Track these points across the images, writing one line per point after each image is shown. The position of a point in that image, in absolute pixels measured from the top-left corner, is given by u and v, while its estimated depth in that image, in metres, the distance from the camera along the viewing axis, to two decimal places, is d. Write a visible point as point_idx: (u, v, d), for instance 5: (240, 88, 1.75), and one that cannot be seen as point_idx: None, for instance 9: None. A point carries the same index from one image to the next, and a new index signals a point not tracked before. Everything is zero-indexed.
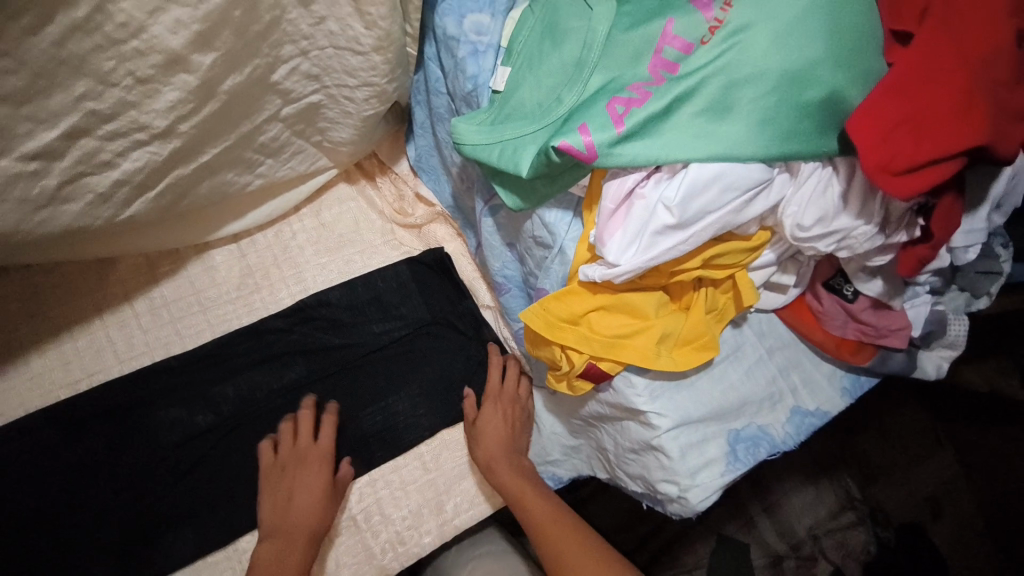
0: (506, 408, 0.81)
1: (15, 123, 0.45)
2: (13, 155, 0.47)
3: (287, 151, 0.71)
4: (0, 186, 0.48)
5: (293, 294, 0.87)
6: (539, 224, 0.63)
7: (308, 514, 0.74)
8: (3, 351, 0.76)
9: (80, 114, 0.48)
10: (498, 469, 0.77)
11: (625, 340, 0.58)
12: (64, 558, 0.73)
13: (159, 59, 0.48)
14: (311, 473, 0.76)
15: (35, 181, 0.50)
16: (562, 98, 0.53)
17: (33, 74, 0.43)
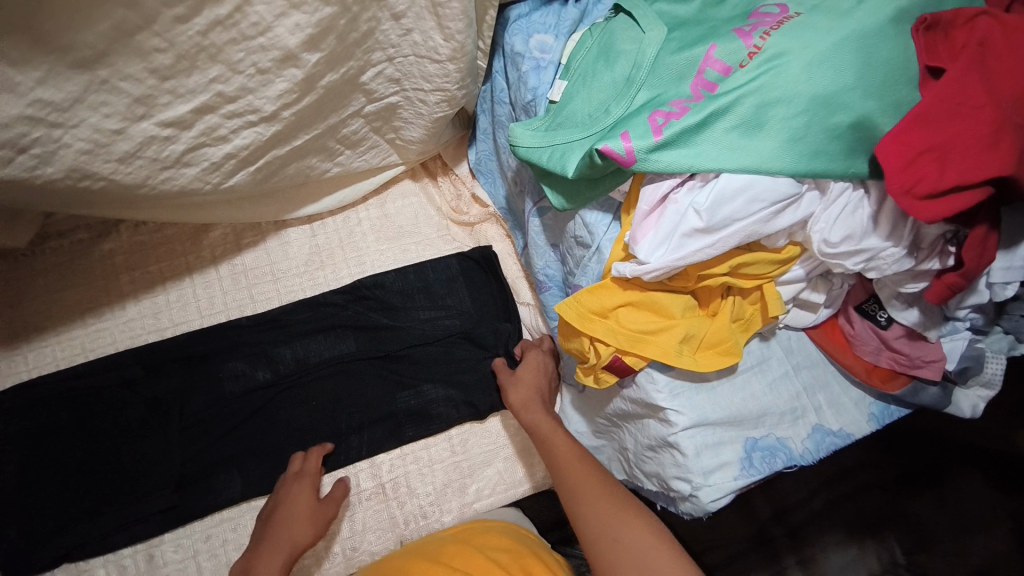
0: (544, 367, 0.86)
1: (158, 94, 0.56)
2: (154, 121, 0.57)
3: (364, 144, 0.81)
4: (139, 146, 0.58)
5: (352, 275, 0.97)
6: (581, 224, 0.69)
7: (292, 534, 0.75)
8: (105, 295, 0.88)
9: (211, 94, 0.58)
10: (530, 411, 0.80)
11: (648, 336, 0.62)
12: (130, 482, 0.82)
13: (277, 55, 0.58)
14: (298, 493, 0.80)
15: (167, 145, 0.60)
16: (610, 110, 0.60)
17: (178, 54, 0.53)
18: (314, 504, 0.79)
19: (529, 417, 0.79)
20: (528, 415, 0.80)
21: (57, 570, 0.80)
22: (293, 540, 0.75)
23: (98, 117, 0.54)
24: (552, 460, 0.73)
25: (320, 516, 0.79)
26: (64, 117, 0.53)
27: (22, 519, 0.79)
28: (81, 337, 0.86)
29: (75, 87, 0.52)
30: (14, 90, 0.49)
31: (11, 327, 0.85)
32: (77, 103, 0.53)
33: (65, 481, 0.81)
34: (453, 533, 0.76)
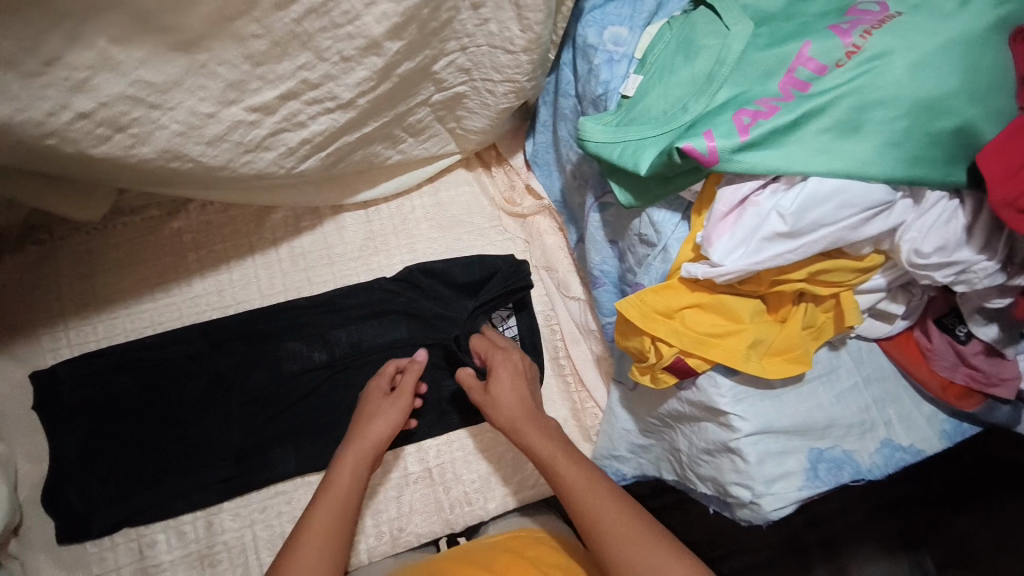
0: (516, 371, 0.79)
1: (250, 80, 0.57)
2: (242, 105, 0.59)
3: (426, 133, 0.81)
4: (226, 130, 0.60)
5: (404, 262, 0.98)
6: (647, 223, 0.68)
7: (367, 432, 0.76)
8: (174, 271, 0.91)
9: (296, 81, 0.59)
10: (525, 432, 0.73)
11: (716, 339, 0.61)
12: (192, 452, 0.85)
13: (362, 43, 0.58)
14: (372, 394, 0.80)
15: (251, 129, 0.61)
16: (688, 107, 0.58)
17: (272, 41, 0.54)
18: (384, 399, 0.80)
19: (525, 441, 0.73)
20: (521, 437, 0.73)
21: (119, 532, 0.83)
22: (368, 438, 0.75)
23: (192, 100, 0.56)
24: (570, 497, 0.68)
25: (393, 410, 0.78)
26: (160, 99, 0.54)
27: (84, 486, 0.83)
28: (150, 311, 0.90)
29: (173, 69, 0.53)
30: (117, 70, 0.50)
31: (86, 298, 0.89)
32: (175, 85, 0.54)
33: (130, 449, 0.84)
34: (505, 540, 0.77)
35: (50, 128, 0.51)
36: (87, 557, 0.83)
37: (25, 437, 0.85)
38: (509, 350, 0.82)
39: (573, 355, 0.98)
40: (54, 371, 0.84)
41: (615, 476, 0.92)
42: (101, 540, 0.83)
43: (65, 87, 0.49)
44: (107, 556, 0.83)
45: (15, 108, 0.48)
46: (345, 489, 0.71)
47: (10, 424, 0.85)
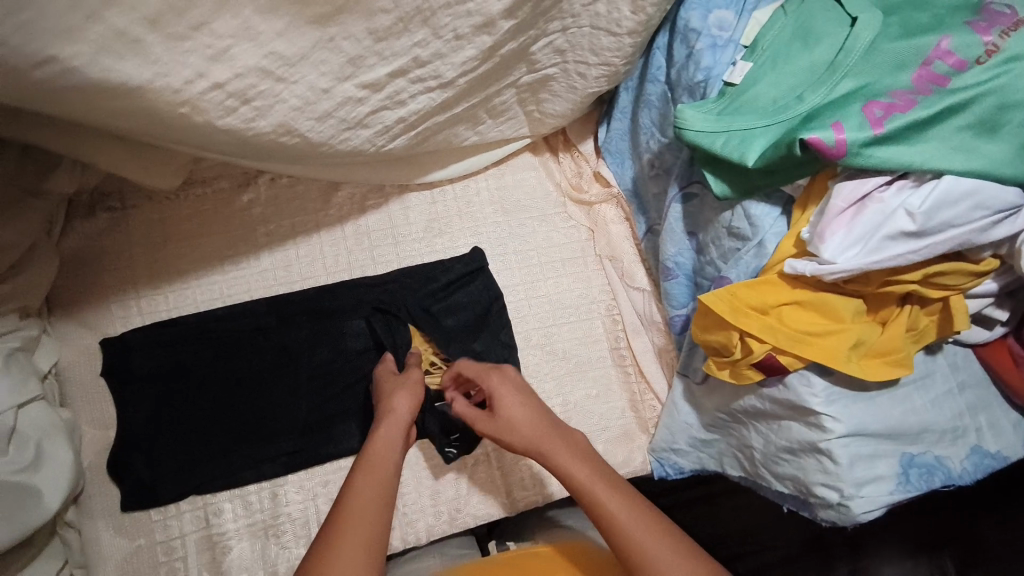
0: (521, 387, 0.75)
1: (367, 55, 0.56)
2: (356, 81, 0.58)
3: (503, 115, 0.80)
4: (336, 105, 0.59)
5: (468, 244, 0.97)
6: (741, 215, 0.67)
7: (393, 406, 0.73)
8: (244, 244, 0.92)
9: (408, 58, 0.58)
10: (551, 445, 0.71)
11: (816, 337, 0.60)
12: (260, 423, 0.86)
13: (478, 21, 0.58)
14: (383, 379, 0.81)
15: (357, 106, 0.60)
16: (805, 97, 0.58)
17: (398, 16, 0.54)
18: (397, 381, 0.78)
19: (555, 459, 0.70)
20: (546, 453, 0.70)
21: (184, 500, 0.84)
22: (396, 413, 0.73)
23: (313, 74, 0.55)
24: (609, 525, 0.64)
25: (414, 389, 0.76)
26: (287, 72, 0.53)
27: (152, 454, 0.84)
28: (220, 283, 0.91)
29: (304, 42, 0.52)
30: (256, 40, 0.50)
31: (157, 266, 0.89)
32: (303, 59, 0.53)
33: (200, 419, 0.85)
34: (553, 554, 0.76)
35: (184, 96, 0.50)
36: (151, 524, 0.83)
37: (94, 401, 0.86)
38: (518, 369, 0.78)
39: (634, 346, 0.97)
40: (126, 339, 0.85)
41: (671, 468, 0.93)
42: (166, 507, 0.84)
43: (205, 54, 0.48)
44: (172, 523, 0.84)
45: (154, 73, 0.47)
46: (384, 460, 0.67)
47: (77, 391, 0.85)
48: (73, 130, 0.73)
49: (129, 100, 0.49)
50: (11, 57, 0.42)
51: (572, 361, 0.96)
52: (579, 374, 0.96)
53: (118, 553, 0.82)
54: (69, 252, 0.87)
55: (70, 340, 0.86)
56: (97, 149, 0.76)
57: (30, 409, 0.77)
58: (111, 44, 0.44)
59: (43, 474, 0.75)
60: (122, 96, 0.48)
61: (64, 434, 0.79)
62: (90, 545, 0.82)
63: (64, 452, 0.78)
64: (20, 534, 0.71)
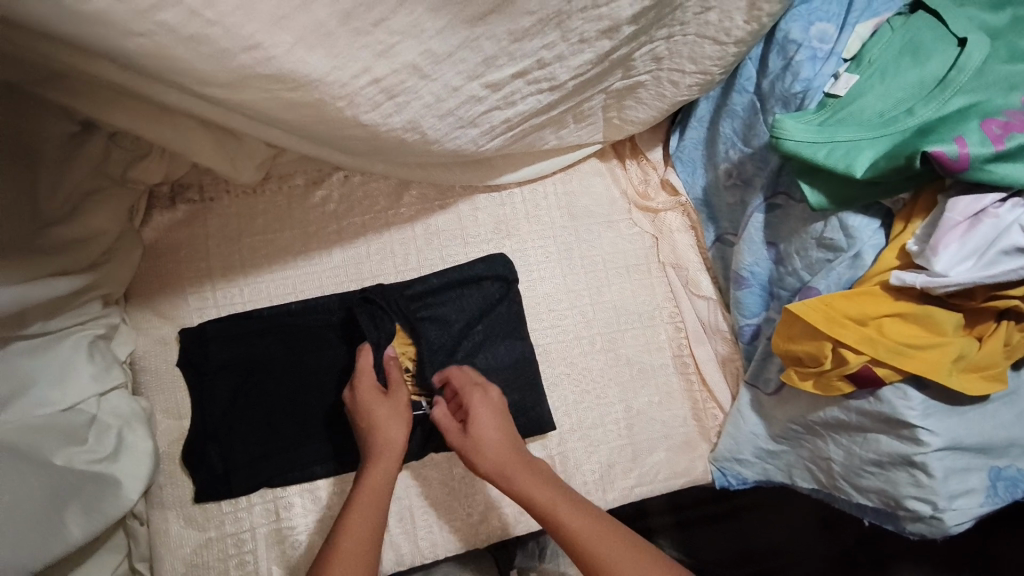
0: (494, 408, 0.79)
1: (501, 56, 0.57)
2: (482, 81, 0.59)
3: (586, 121, 0.81)
4: (459, 104, 0.60)
5: (532, 247, 0.98)
6: (836, 227, 0.68)
7: (388, 438, 0.75)
8: (314, 239, 0.92)
9: (533, 61, 0.60)
10: (516, 471, 0.74)
11: (918, 350, 0.62)
12: (332, 418, 0.87)
13: (604, 26, 0.59)
14: (369, 400, 0.78)
15: (475, 105, 0.62)
16: (915, 111, 0.60)
17: (539, 19, 0.55)
18: (386, 404, 0.77)
19: (517, 483, 0.73)
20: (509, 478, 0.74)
21: (256, 493, 0.84)
22: (390, 442, 0.75)
23: (451, 73, 0.57)
24: (575, 547, 0.68)
25: (403, 414, 0.78)
26: (432, 69, 0.55)
27: (227, 445, 0.84)
28: (292, 277, 0.91)
29: (453, 41, 0.54)
30: (417, 37, 0.51)
31: (233, 258, 0.89)
32: (447, 57, 0.55)
33: (274, 412, 0.86)
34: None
35: (347, 90, 0.53)
36: (222, 516, 0.83)
37: (167, 390, 0.85)
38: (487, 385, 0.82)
39: (697, 354, 0.97)
40: (204, 329, 0.86)
41: (734, 478, 0.92)
42: (237, 499, 0.84)
43: (376, 49, 0.51)
44: (241, 516, 0.83)
45: (333, 66, 0.50)
46: (375, 502, 0.71)
47: (153, 381, 0.85)
48: (170, 118, 0.74)
49: (299, 93, 0.52)
50: (221, 37, 0.44)
51: (635, 366, 0.96)
52: (641, 380, 0.96)
53: (189, 543, 0.82)
54: (149, 242, 0.87)
55: (144, 330, 0.86)
56: (189, 140, 0.77)
57: (110, 398, 0.77)
58: (309, 37, 0.48)
59: (123, 463, 0.75)
60: (300, 87, 0.51)
61: (143, 423, 0.79)
62: (158, 536, 0.81)
63: (144, 441, 0.77)
64: (103, 526, 0.70)
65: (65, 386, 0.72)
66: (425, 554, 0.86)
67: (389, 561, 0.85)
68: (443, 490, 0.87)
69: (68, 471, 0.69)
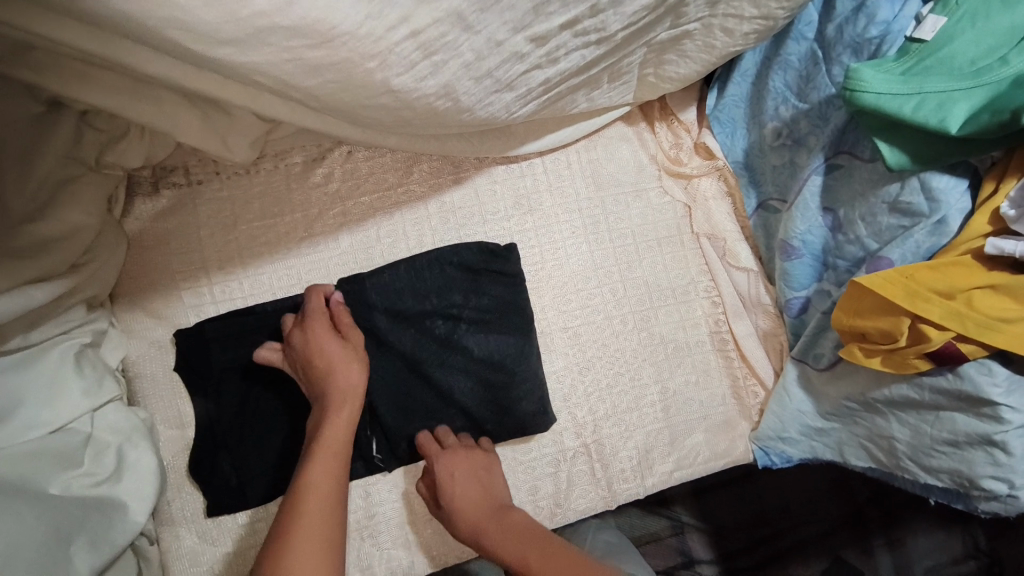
0: (473, 466, 0.78)
1: (551, 2, 0.48)
2: (527, 35, 0.50)
3: (621, 79, 0.72)
4: (499, 63, 0.52)
5: (556, 222, 0.89)
6: (916, 189, 0.62)
7: (343, 378, 0.72)
8: (316, 224, 0.83)
9: (586, 7, 0.51)
10: (491, 531, 0.75)
11: (1011, 324, 0.56)
12: None
13: None
14: (321, 340, 0.73)
15: (516, 63, 0.53)
16: (1012, 59, 0.55)
17: None
18: (341, 345, 0.74)
19: (494, 544, 0.74)
20: (486, 544, 0.75)
21: (274, 501, 0.77)
22: (347, 387, 0.72)
23: (496, 23, 0.48)
24: None
25: (359, 355, 0.75)
26: (476, 19, 0.46)
27: (239, 453, 0.76)
28: (297, 267, 0.82)
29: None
30: None
31: (229, 248, 0.80)
32: (493, 4, 0.46)
33: (286, 414, 0.78)
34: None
35: (381, 47, 0.44)
36: (239, 527, 0.76)
37: (166, 397, 0.77)
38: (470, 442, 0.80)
39: (736, 330, 0.91)
40: (203, 329, 0.77)
41: (778, 458, 0.87)
42: (255, 510, 0.77)
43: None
44: (260, 527, 0.77)
45: (368, 14, 0.41)
46: (339, 446, 0.69)
47: (150, 389, 0.77)
48: (148, 92, 0.65)
49: (323, 52, 0.43)
50: None
51: (671, 345, 0.90)
52: (677, 360, 0.90)
53: (205, 559, 0.75)
54: (135, 235, 0.78)
55: (138, 334, 0.77)
56: (172, 119, 0.67)
57: (106, 412, 0.69)
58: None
59: (127, 483, 0.67)
60: (324, 43, 0.42)
61: (146, 437, 0.70)
62: (170, 554, 0.74)
63: (146, 455, 0.69)
64: (113, 555, 0.63)
65: (53, 405, 0.64)
66: (460, 553, 0.81)
67: (423, 563, 0.80)
68: None
69: (65, 500, 0.62)
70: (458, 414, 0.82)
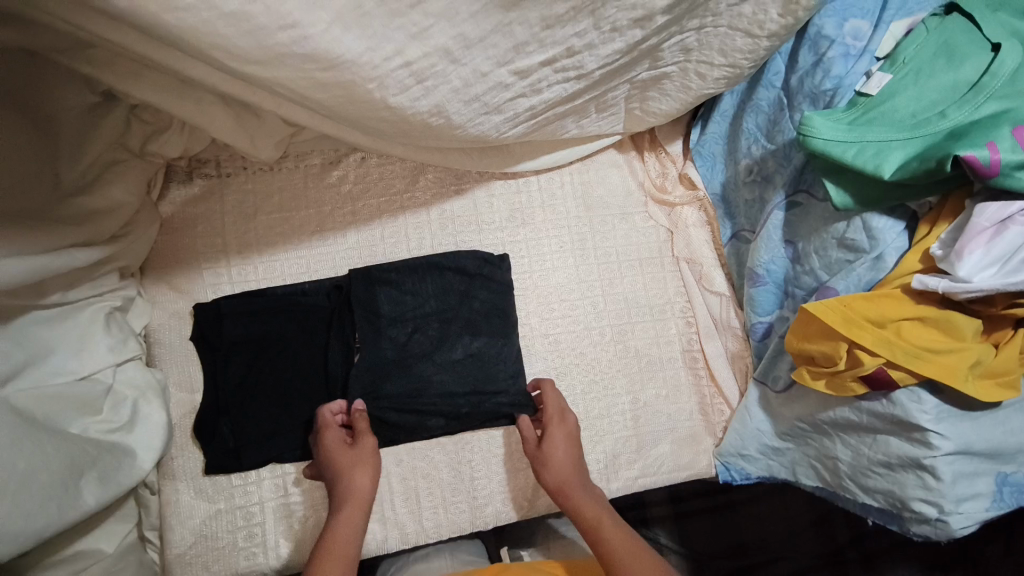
0: (571, 435, 0.85)
1: (531, 44, 0.59)
2: (511, 67, 0.60)
3: (608, 110, 0.80)
4: (488, 89, 0.61)
5: (547, 235, 0.97)
6: (860, 227, 0.68)
7: (354, 486, 0.78)
8: (329, 218, 0.92)
9: (562, 48, 0.61)
10: (575, 492, 0.80)
11: (938, 354, 0.62)
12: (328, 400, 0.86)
13: (637, 14, 0.60)
14: (333, 447, 0.80)
15: (503, 91, 0.63)
16: (947, 114, 0.61)
17: (572, 7, 0.56)
18: (352, 451, 0.80)
19: (574, 502, 0.79)
20: (569, 498, 0.80)
21: (265, 468, 0.84)
22: (356, 490, 0.77)
23: (481, 58, 0.58)
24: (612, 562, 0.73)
25: (368, 458, 0.80)
26: (462, 54, 0.56)
27: (236, 419, 0.84)
28: (307, 256, 0.91)
29: (486, 25, 0.55)
30: (450, 20, 0.53)
31: (249, 236, 0.89)
32: (479, 41, 0.56)
33: (283, 388, 0.85)
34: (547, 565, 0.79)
35: (378, 72, 0.54)
36: (232, 489, 0.83)
37: (179, 364, 0.85)
38: (567, 420, 0.86)
39: (707, 350, 0.97)
40: (219, 305, 0.85)
41: (738, 474, 0.92)
42: (247, 474, 0.84)
43: (410, 31, 0.52)
44: (251, 489, 0.84)
45: (365, 46, 0.52)
46: (345, 545, 0.73)
47: (166, 354, 0.85)
48: (191, 95, 0.75)
49: (331, 72, 0.53)
50: (262, 13, 0.47)
51: (644, 359, 0.96)
52: (648, 374, 0.96)
53: (198, 515, 0.82)
54: (167, 217, 0.88)
55: (160, 304, 0.86)
56: (210, 115, 0.77)
57: (126, 368, 0.78)
58: (345, 15, 0.49)
59: (138, 433, 0.76)
60: (332, 67, 0.52)
61: (158, 396, 0.79)
62: (168, 507, 0.81)
63: (157, 412, 0.78)
64: (117, 494, 0.71)
65: (83, 355, 0.74)
66: (429, 535, 0.87)
67: (394, 540, 0.86)
68: (448, 474, 0.88)
69: (84, 438, 0.70)
70: (435, 407, 0.87)
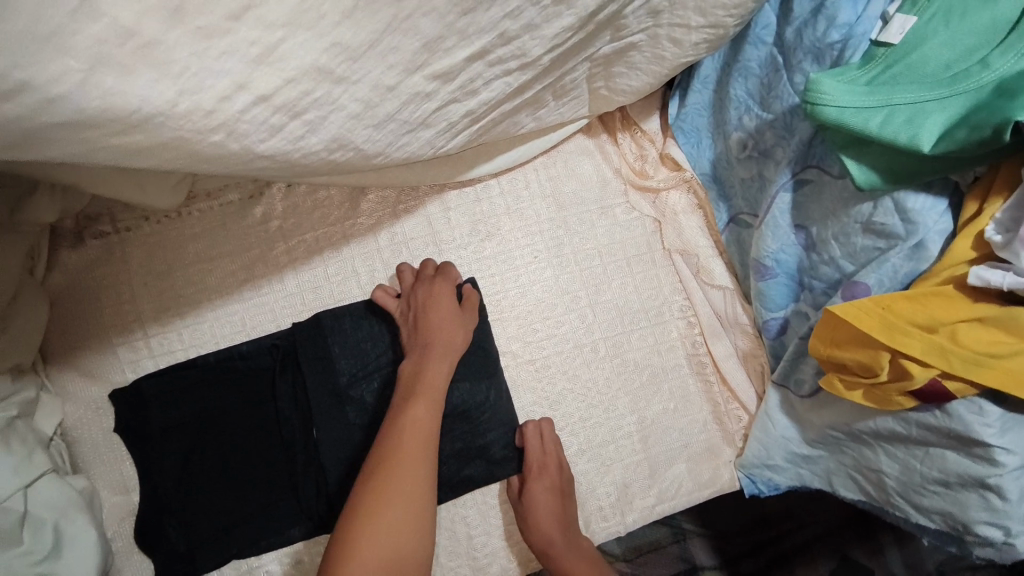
0: (555, 484, 0.77)
1: (448, 36, 0.47)
2: (427, 72, 0.49)
3: (568, 96, 0.66)
4: (403, 102, 0.51)
5: (518, 245, 0.84)
6: (890, 210, 0.57)
7: (452, 336, 0.75)
8: (261, 262, 0.78)
9: (495, 35, 0.50)
10: (561, 552, 0.76)
11: (1002, 361, 0.50)
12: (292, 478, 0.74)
13: None
14: (440, 296, 0.76)
15: (424, 103, 0.52)
16: (991, 63, 0.49)
17: None
18: (456, 308, 0.76)
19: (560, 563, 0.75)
20: (557, 559, 0.75)
21: (228, 566, 0.73)
22: (454, 342, 0.75)
23: (379, 69, 0.47)
24: None
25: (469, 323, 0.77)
26: (350, 68, 0.45)
27: (185, 517, 0.72)
28: (241, 312, 0.77)
29: (377, 23, 0.43)
30: (316, 28, 0.41)
31: (166, 296, 0.75)
32: (368, 49, 0.45)
33: (234, 472, 0.73)
34: None
35: (224, 119, 0.43)
36: None
37: (106, 461, 0.73)
38: (561, 464, 0.78)
39: (715, 352, 0.85)
40: (139, 388, 0.72)
41: (766, 486, 0.81)
42: None
43: (245, 55, 0.41)
44: None
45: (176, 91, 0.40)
46: (432, 386, 0.71)
47: (90, 454, 0.73)
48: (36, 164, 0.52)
49: (135, 137, 0.42)
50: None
51: (646, 371, 0.84)
52: (653, 388, 0.84)
53: None
54: (58, 290, 0.73)
55: (72, 396, 0.73)
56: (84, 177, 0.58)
57: (39, 488, 0.64)
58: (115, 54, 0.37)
59: (67, 560, 0.63)
60: (138, 126, 0.41)
61: (85, 510, 0.66)
62: None
63: (87, 531, 0.65)
64: None
65: None
66: None
67: None
68: (441, 537, 0.77)
69: None
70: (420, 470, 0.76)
